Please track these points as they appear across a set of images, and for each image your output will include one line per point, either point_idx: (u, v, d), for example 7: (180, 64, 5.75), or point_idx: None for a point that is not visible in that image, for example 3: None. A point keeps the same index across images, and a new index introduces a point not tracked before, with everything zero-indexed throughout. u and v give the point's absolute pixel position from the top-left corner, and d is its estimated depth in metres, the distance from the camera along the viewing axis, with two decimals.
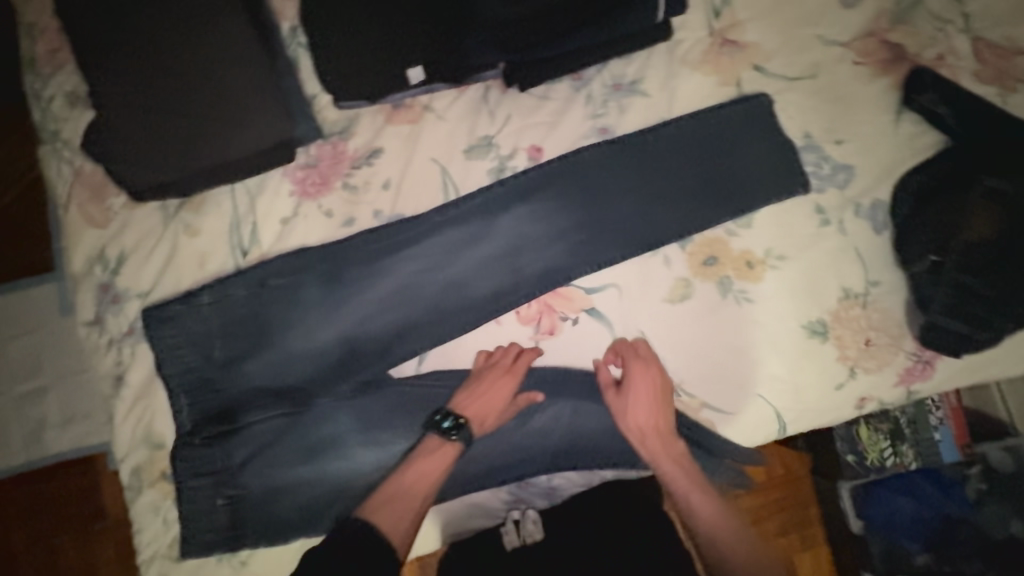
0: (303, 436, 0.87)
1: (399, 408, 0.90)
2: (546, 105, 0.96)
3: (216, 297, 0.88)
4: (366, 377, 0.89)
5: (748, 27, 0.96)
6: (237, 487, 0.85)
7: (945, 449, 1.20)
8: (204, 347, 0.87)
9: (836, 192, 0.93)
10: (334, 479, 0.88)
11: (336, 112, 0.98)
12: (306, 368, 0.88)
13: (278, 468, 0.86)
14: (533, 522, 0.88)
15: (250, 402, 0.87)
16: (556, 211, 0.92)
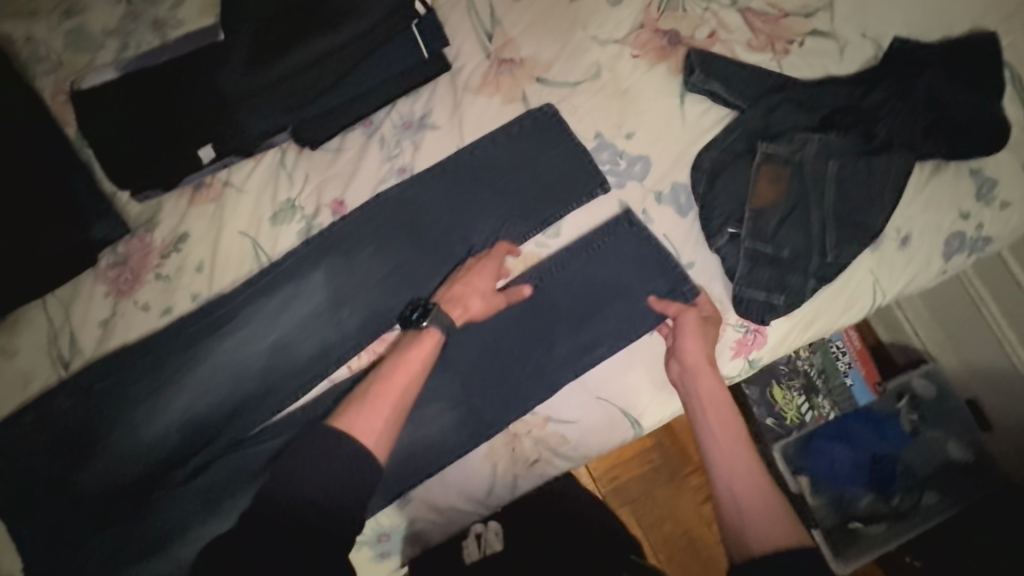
0: (146, 533, 0.85)
1: (237, 478, 0.87)
2: (341, 157, 0.96)
3: (36, 414, 0.88)
4: (198, 463, 0.89)
5: (520, 43, 0.98)
6: None
7: (860, 392, 1.27)
8: (33, 469, 0.87)
9: (636, 185, 0.95)
10: (188, 566, 0.85)
11: (139, 205, 0.97)
12: (140, 467, 0.88)
13: (128, 572, 0.84)
14: (493, 533, 1.00)
15: (87, 514, 0.86)
16: (367, 259, 0.93)
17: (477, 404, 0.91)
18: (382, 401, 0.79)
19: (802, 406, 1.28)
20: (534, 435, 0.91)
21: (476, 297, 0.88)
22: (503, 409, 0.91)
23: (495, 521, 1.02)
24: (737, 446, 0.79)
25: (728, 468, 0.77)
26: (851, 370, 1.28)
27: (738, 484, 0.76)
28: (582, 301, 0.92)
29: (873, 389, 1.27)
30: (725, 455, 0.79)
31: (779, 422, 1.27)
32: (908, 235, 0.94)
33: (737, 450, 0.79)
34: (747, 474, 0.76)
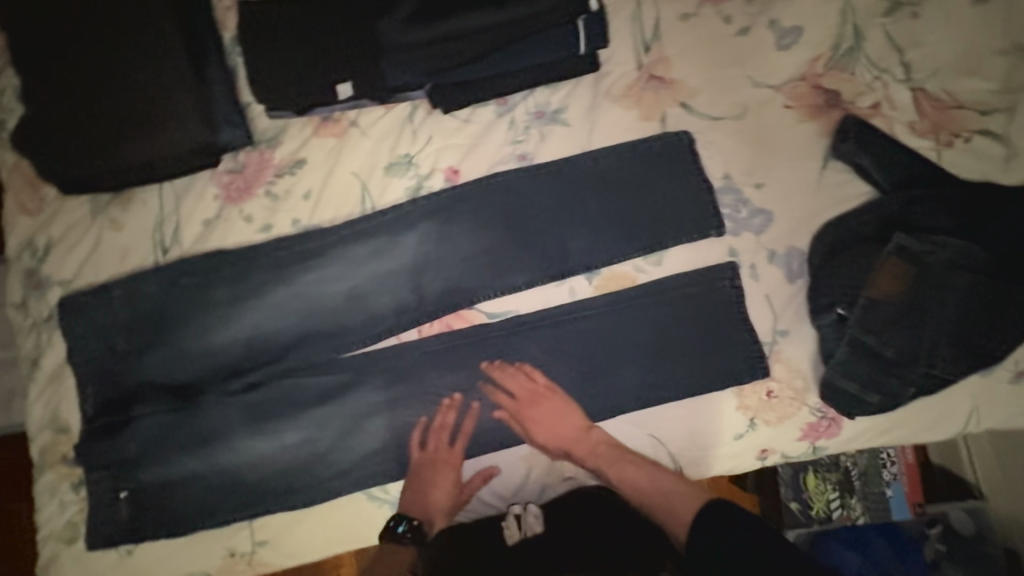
0: (193, 429, 0.88)
1: (287, 404, 0.89)
2: (467, 128, 0.97)
3: (128, 291, 0.92)
4: (254, 379, 0.90)
5: (675, 63, 0.95)
6: (133, 480, 0.87)
7: (896, 506, 1.16)
8: (108, 340, 0.90)
9: (750, 237, 0.91)
10: (223, 474, 0.88)
11: (267, 121, 1.00)
12: (200, 367, 0.90)
13: (168, 463, 0.87)
14: (533, 515, 0.85)
15: (143, 395, 0.89)
16: (464, 234, 0.93)
17: (528, 405, 0.90)
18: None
19: (832, 502, 1.17)
20: None
21: (540, 423, 0.88)
22: None
23: (536, 504, 0.86)
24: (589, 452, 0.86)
25: (630, 483, 0.83)
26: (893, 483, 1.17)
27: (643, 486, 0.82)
28: (661, 339, 0.89)
29: (912, 508, 1.17)
30: (609, 472, 0.85)
31: (801, 509, 1.17)
32: None
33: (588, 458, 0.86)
34: (640, 474, 0.83)
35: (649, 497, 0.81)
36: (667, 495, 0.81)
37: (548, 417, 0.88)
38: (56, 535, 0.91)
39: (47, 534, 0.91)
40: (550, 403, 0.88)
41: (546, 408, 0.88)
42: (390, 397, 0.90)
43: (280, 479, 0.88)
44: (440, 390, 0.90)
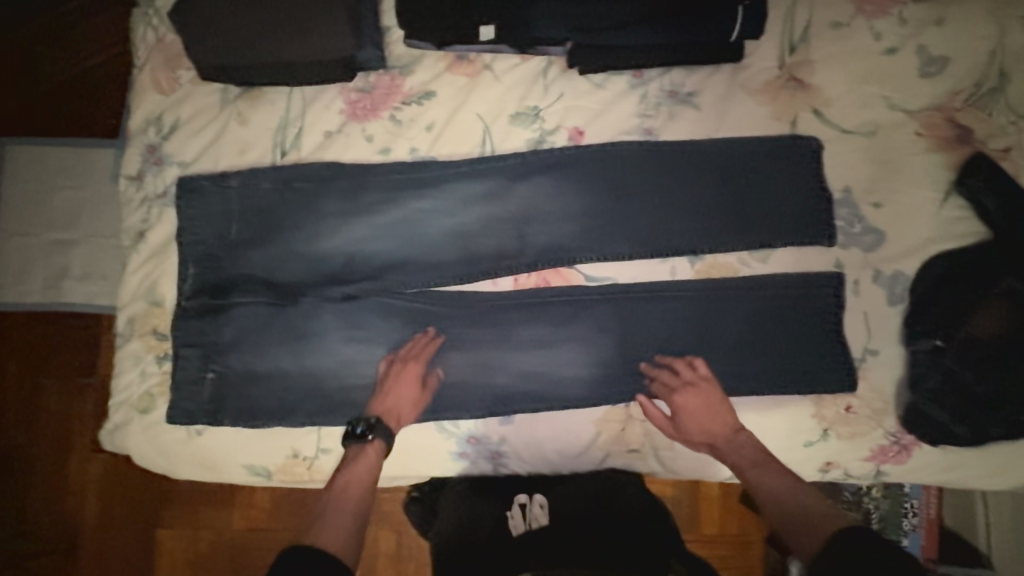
0: (288, 326, 0.91)
1: (381, 320, 0.92)
2: (598, 93, 0.97)
3: (247, 182, 0.93)
4: (355, 289, 0.92)
5: (817, 68, 0.95)
6: (222, 365, 0.90)
7: None
8: (219, 226, 0.93)
9: (858, 253, 0.91)
10: (308, 376, 0.90)
11: (403, 49, 1.01)
12: (300, 270, 0.92)
13: (261, 355, 0.90)
14: (539, 506, 0.94)
15: (242, 284, 0.91)
16: (577, 193, 0.94)
17: (610, 371, 0.91)
18: (346, 511, 0.76)
19: None
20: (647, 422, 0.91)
21: (698, 409, 0.86)
22: (633, 388, 0.91)
23: (541, 494, 0.96)
24: (772, 468, 0.79)
25: (771, 493, 0.76)
26: (912, 534, 1.11)
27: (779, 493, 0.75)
28: (752, 338, 0.90)
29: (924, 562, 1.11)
30: (754, 475, 0.79)
31: None
32: None
33: (772, 471, 0.79)
34: (788, 487, 0.76)
35: (779, 505, 0.74)
36: (797, 510, 0.72)
37: (703, 409, 0.86)
38: (131, 402, 0.94)
39: (123, 400, 0.94)
40: (710, 392, 0.86)
41: (693, 400, 0.86)
42: (479, 335, 0.92)
43: (362, 392, 0.91)
44: (526, 340, 0.92)
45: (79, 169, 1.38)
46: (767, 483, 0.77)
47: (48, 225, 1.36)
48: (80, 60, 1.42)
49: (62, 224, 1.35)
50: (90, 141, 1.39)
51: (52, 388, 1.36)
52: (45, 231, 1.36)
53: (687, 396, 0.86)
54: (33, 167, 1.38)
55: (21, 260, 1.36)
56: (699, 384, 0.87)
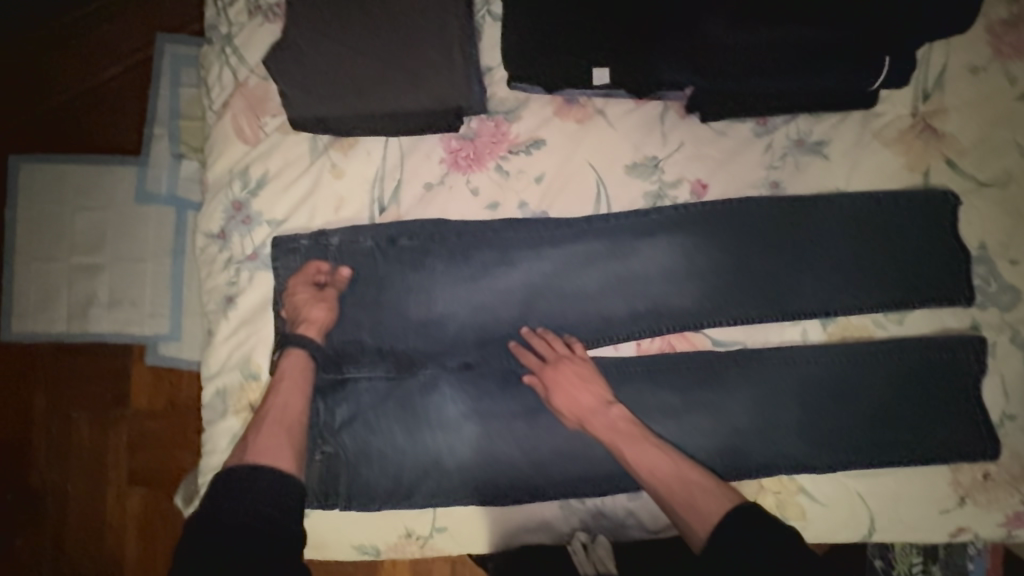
0: (406, 399, 0.88)
1: (502, 389, 0.88)
2: (720, 141, 0.91)
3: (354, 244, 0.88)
4: (473, 358, 0.88)
5: (952, 116, 0.90)
6: (335, 444, 0.86)
7: None
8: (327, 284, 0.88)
9: (995, 312, 0.88)
10: (426, 451, 0.87)
11: (505, 91, 0.93)
12: (415, 338, 0.88)
13: (379, 430, 0.87)
14: (603, 548, 0.82)
15: (355, 356, 0.87)
16: (702, 251, 0.89)
17: (741, 438, 0.87)
18: (280, 425, 0.78)
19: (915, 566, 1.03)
20: (776, 485, 0.88)
21: (563, 391, 0.84)
22: (765, 457, 0.87)
23: (603, 536, 0.84)
24: (642, 442, 0.80)
25: (648, 468, 0.79)
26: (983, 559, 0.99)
27: (659, 471, 0.78)
28: (888, 406, 0.87)
29: None
30: (636, 456, 0.79)
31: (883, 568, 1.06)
32: None
33: (643, 445, 0.80)
34: (665, 463, 0.79)
35: (666, 487, 0.77)
36: (685, 489, 0.76)
37: (570, 383, 0.84)
38: None
39: None
40: (576, 366, 0.85)
41: (567, 374, 0.84)
42: None
43: (484, 466, 0.87)
44: (653, 410, 0.88)
45: (103, 184, 1.25)
46: (642, 460, 0.79)
47: (68, 246, 1.24)
48: (111, 75, 1.27)
49: (100, 256, 1.24)
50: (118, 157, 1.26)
51: (81, 421, 1.25)
52: (66, 255, 1.24)
53: (561, 368, 0.84)
54: (61, 187, 1.25)
55: (44, 287, 1.24)
56: (558, 358, 0.85)
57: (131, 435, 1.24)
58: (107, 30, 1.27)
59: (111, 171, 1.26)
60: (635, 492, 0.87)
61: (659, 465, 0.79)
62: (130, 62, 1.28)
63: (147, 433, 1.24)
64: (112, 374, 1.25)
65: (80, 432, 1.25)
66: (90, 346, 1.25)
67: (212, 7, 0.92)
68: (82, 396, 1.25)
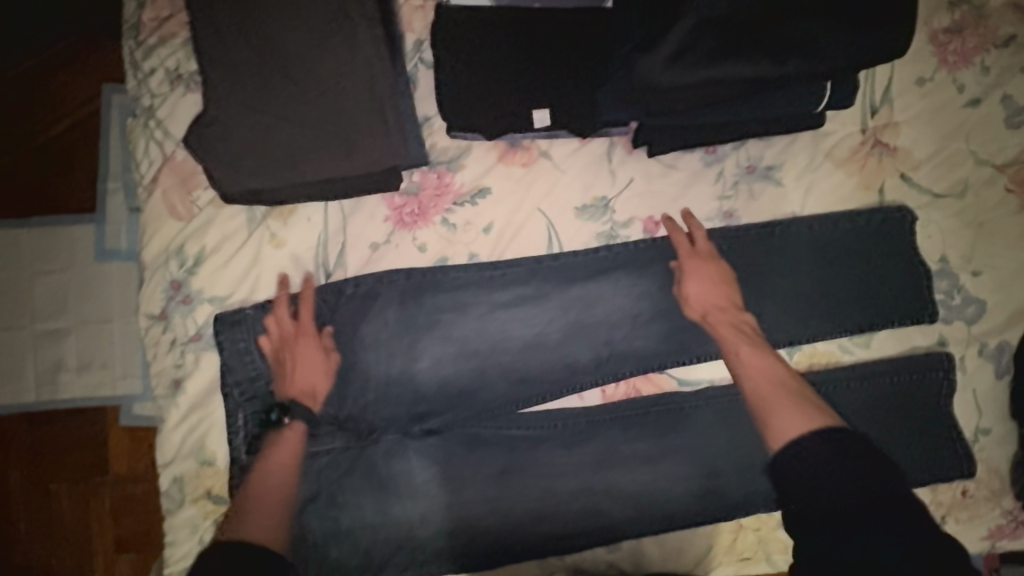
0: (371, 470, 0.85)
1: (468, 451, 0.86)
2: (671, 175, 0.89)
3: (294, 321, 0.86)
4: (436, 423, 0.86)
5: (903, 130, 0.88)
6: (300, 525, 0.82)
7: None
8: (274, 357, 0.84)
9: (962, 326, 0.87)
10: (395, 523, 0.84)
11: (446, 139, 0.90)
12: (375, 407, 0.85)
13: (345, 506, 0.83)
14: None
15: (311, 430, 0.84)
16: (661, 288, 0.87)
17: (715, 479, 0.85)
18: (267, 500, 0.73)
19: None
20: (754, 519, 0.86)
21: (701, 282, 0.83)
22: (744, 497, 0.85)
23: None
24: (756, 361, 0.76)
25: (747, 367, 0.76)
26: None
27: (751, 374, 0.75)
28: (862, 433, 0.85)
29: None
30: (738, 350, 0.78)
31: None
32: None
33: (757, 366, 0.76)
34: (768, 366, 0.76)
35: (753, 384, 0.75)
36: (775, 391, 0.73)
37: (704, 273, 0.83)
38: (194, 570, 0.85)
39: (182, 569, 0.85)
40: (717, 268, 0.83)
41: (703, 273, 0.83)
42: (578, 459, 0.86)
43: (457, 531, 0.84)
44: (626, 458, 0.86)
45: (53, 246, 1.21)
46: (743, 353, 0.78)
47: (22, 314, 1.19)
48: (45, 141, 1.22)
49: (63, 322, 1.20)
50: (65, 218, 1.21)
51: (62, 490, 1.19)
52: (27, 321, 1.19)
53: (699, 263, 0.83)
54: (14, 255, 1.20)
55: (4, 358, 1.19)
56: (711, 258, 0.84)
57: (120, 498, 1.20)
58: (36, 95, 1.22)
59: (57, 234, 1.21)
60: (614, 542, 0.85)
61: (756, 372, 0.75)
62: (64, 124, 1.22)
63: (130, 499, 1.20)
64: (90, 440, 1.20)
65: (62, 502, 1.20)
66: (60, 412, 1.20)
67: (132, 78, 0.88)
68: (59, 463, 1.19)
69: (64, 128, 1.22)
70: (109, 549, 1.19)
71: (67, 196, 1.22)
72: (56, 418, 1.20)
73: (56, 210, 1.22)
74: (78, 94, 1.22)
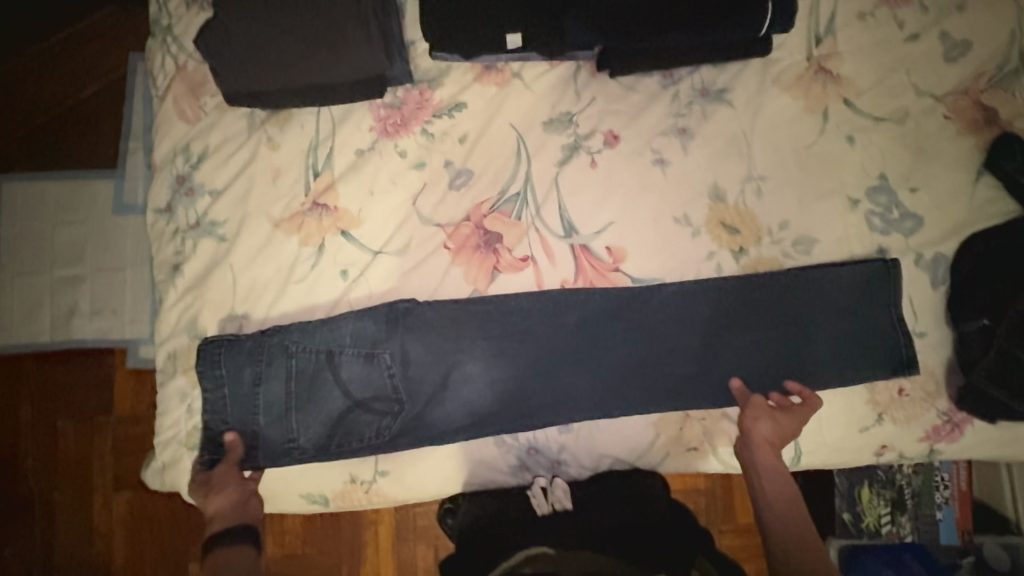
0: (329, 393, 0.89)
1: (432, 353, 0.92)
2: (631, 96, 0.98)
3: (289, 393, 0.88)
4: (392, 350, 0.90)
5: (845, 59, 0.97)
6: (268, 416, 0.89)
7: (944, 530, 1.19)
8: (264, 240, 0.95)
9: (900, 238, 0.93)
10: (356, 425, 0.89)
11: (428, 62, 1.00)
12: (338, 334, 0.90)
13: (310, 417, 0.89)
14: (561, 490, 0.92)
15: (283, 352, 0.88)
16: (615, 194, 0.95)
17: (662, 366, 0.92)
18: None
19: (883, 517, 1.20)
20: (701, 411, 0.92)
21: (777, 424, 0.86)
22: (687, 386, 0.92)
23: (561, 477, 0.93)
24: (790, 507, 0.82)
25: (777, 510, 0.82)
26: (944, 506, 1.19)
27: (783, 523, 0.81)
28: (797, 332, 0.92)
29: (959, 534, 1.19)
30: (771, 491, 0.83)
31: (855, 521, 1.20)
32: None
33: (790, 512, 0.82)
34: (795, 517, 0.81)
35: (780, 533, 0.80)
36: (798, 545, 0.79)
37: (787, 425, 0.86)
38: (180, 438, 0.92)
39: (170, 438, 0.93)
40: (801, 414, 0.87)
41: (789, 423, 0.86)
42: (527, 378, 0.92)
43: (415, 408, 0.91)
44: (571, 373, 0.92)
45: (72, 197, 1.31)
46: (774, 499, 0.83)
47: (45, 259, 1.29)
48: (79, 101, 1.33)
49: (81, 268, 1.29)
50: (88, 151, 1.33)
51: (67, 428, 1.28)
52: (48, 266, 1.29)
53: (788, 419, 0.87)
54: (41, 203, 1.30)
55: (25, 299, 1.28)
56: (800, 414, 0.87)
57: (122, 438, 1.27)
58: (73, 59, 1.32)
59: (81, 185, 1.31)
60: (566, 426, 0.92)
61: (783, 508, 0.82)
62: (88, 64, 1.33)
63: (136, 435, 1.27)
64: (99, 382, 1.29)
65: (66, 440, 1.27)
66: (65, 353, 1.29)
67: (154, 2, 1.00)
68: (63, 402, 1.28)
69: (89, 69, 1.33)
70: (107, 482, 1.27)
71: (90, 133, 1.33)
72: (63, 358, 1.29)
73: (80, 144, 1.33)
74: (105, 39, 1.33)
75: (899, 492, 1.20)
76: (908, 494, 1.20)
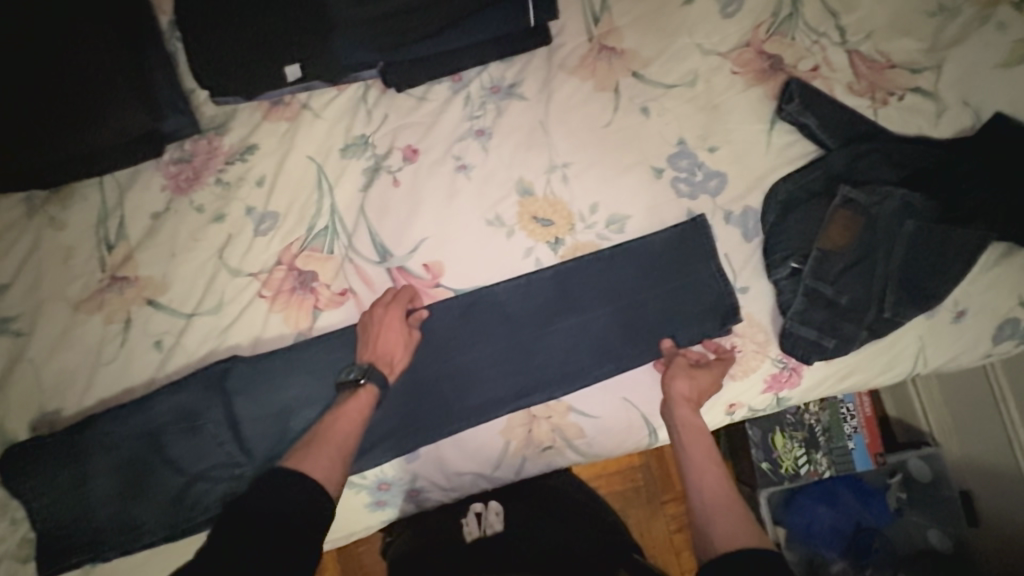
0: (161, 473, 0.85)
1: (263, 411, 0.88)
2: (423, 106, 0.96)
3: (118, 487, 0.84)
4: (222, 415, 0.87)
5: (623, 34, 0.98)
6: (95, 513, 0.84)
7: (859, 458, 1.18)
8: (65, 326, 0.89)
9: (707, 199, 0.94)
10: (194, 499, 0.85)
11: (214, 108, 0.97)
12: (156, 411, 0.86)
13: (144, 502, 0.85)
14: (494, 514, 0.93)
15: (104, 442, 0.85)
16: (423, 205, 0.92)
17: (496, 370, 0.92)
18: (330, 445, 0.74)
19: (800, 459, 1.18)
20: (545, 409, 0.91)
21: (691, 380, 0.86)
22: (526, 385, 0.91)
23: (497, 502, 0.95)
24: (708, 461, 0.76)
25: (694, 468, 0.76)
26: (854, 435, 1.18)
27: (701, 480, 0.75)
28: (626, 310, 0.93)
29: (873, 459, 1.18)
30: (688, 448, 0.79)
31: (774, 469, 1.17)
32: (965, 310, 0.93)
33: (708, 466, 0.76)
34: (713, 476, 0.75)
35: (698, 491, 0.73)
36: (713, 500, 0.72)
37: (704, 381, 0.86)
38: (11, 553, 0.86)
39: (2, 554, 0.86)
40: (712, 372, 0.87)
41: (704, 378, 0.86)
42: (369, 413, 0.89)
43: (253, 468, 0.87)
44: (415, 396, 0.90)
45: None
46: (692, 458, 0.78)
47: None
48: None
49: None
50: None
51: None
52: None
53: (704, 375, 0.87)
54: None
55: None
56: (715, 369, 0.87)
57: None
58: None
59: None
60: (412, 454, 0.90)
61: (700, 466, 0.76)
62: None
63: None
64: None
65: None
66: None
67: None
68: None
69: None
70: None
71: None
72: None
73: None
74: None
75: (811, 431, 1.19)
76: (818, 431, 1.18)
